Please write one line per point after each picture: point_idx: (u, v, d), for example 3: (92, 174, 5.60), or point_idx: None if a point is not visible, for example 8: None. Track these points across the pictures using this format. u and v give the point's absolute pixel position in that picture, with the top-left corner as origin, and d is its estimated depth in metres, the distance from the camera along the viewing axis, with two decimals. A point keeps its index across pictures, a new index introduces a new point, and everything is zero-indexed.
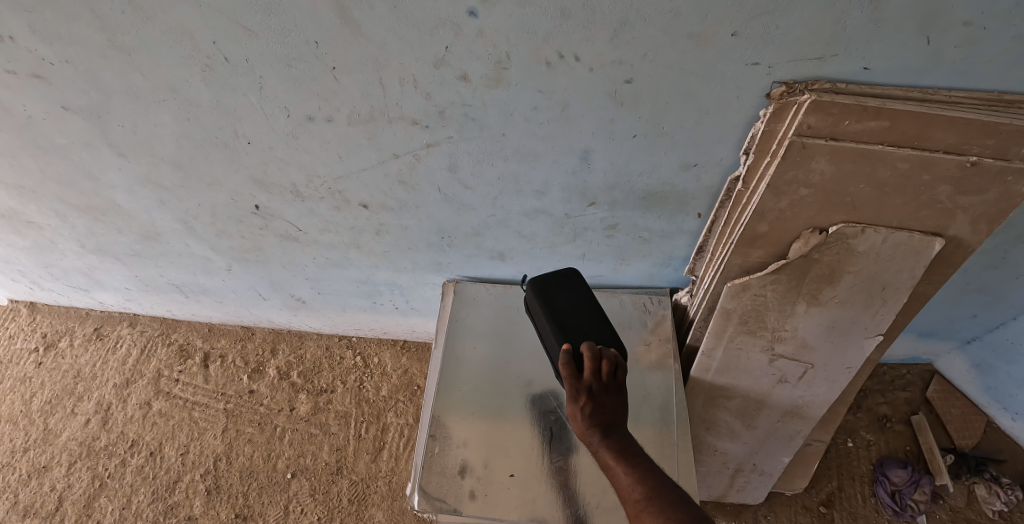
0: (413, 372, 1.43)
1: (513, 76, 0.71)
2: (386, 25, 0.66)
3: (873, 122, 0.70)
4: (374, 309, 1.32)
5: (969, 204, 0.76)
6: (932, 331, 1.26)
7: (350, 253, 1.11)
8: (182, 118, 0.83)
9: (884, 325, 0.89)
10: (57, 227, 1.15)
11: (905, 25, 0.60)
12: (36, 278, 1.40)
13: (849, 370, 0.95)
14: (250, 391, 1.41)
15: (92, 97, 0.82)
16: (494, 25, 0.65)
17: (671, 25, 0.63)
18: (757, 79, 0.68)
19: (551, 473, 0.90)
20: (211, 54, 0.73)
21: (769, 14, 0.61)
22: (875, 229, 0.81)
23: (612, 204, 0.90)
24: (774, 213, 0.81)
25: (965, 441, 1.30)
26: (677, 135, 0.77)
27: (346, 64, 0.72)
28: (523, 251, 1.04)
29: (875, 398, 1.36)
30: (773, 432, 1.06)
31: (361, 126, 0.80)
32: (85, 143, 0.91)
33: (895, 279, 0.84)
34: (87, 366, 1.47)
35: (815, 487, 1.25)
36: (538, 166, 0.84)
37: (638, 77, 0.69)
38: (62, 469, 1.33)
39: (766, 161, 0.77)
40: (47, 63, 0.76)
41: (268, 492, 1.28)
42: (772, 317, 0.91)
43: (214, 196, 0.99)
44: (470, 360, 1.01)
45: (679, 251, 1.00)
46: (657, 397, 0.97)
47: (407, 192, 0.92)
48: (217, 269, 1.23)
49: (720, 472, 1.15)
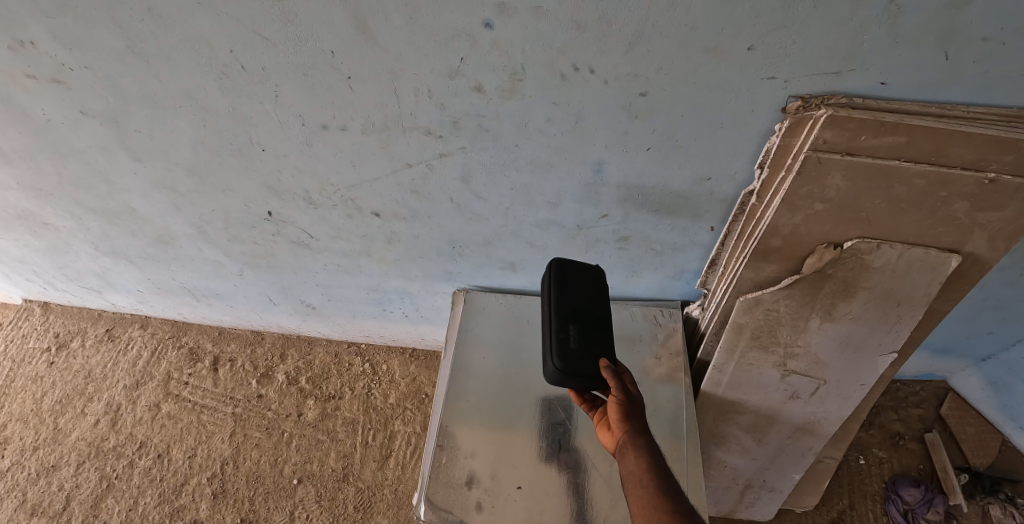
0: (421, 380, 1.42)
1: (527, 87, 0.71)
2: (401, 36, 0.67)
3: (890, 138, 0.69)
4: (384, 316, 1.32)
5: (988, 221, 0.75)
6: (947, 348, 1.24)
7: (361, 261, 1.11)
8: (198, 125, 0.84)
9: (898, 342, 0.88)
10: (72, 229, 1.17)
11: (923, 40, 0.60)
12: (50, 278, 1.41)
13: (863, 387, 0.94)
14: (258, 395, 1.41)
15: (110, 102, 0.83)
16: (510, 37, 0.65)
17: (686, 38, 0.63)
18: (772, 93, 0.68)
19: (559, 485, 0.89)
20: (228, 62, 0.73)
21: (785, 28, 0.61)
22: (891, 245, 0.80)
23: (624, 216, 0.90)
24: (788, 227, 0.80)
25: (980, 460, 1.28)
26: (691, 148, 0.76)
27: (361, 74, 0.72)
28: (534, 262, 1.04)
29: (888, 415, 1.34)
30: (784, 448, 1.05)
31: (375, 135, 0.81)
32: (102, 147, 0.92)
33: (911, 295, 0.83)
34: (98, 366, 1.48)
35: (825, 504, 1.23)
36: (551, 177, 0.84)
37: (653, 90, 0.69)
38: (70, 469, 1.33)
39: (780, 176, 0.76)
40: (67, 68, 0.77)
41: (273, 497, 1.28)
42: (785, 332, 0.91)
43: (227, 202, 1.00)
44: (479, 370, 1.01)
45: (691, 264, 0.99)
46: (667, 411, 0.96)
47: (420, 201, 0.92)
48: (229, 273, 1.24)
49: (730, 488, 1.13)
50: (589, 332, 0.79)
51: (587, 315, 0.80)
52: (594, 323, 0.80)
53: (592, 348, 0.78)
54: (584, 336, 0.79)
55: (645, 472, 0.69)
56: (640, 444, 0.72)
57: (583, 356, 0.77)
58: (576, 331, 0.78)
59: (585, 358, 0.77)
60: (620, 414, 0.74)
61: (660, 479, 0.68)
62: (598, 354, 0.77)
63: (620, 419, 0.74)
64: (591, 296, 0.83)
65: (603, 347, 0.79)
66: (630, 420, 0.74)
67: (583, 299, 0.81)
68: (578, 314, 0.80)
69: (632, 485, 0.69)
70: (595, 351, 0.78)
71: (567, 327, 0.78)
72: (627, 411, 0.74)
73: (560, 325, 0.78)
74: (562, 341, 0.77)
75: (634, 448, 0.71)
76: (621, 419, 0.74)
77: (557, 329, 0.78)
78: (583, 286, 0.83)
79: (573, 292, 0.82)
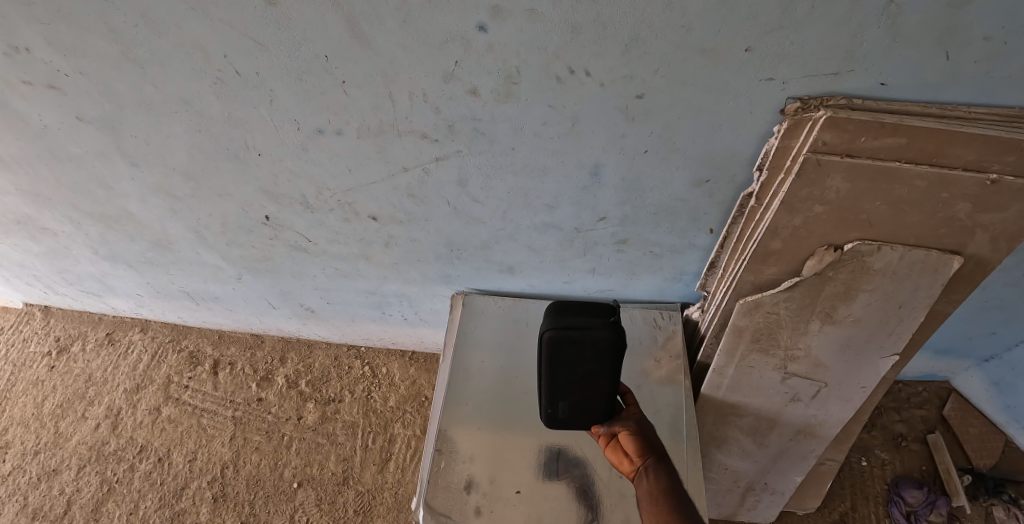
0: (420, 383, 1.42)
1: (523, 90, 0.70)
2: (395, 40, 0.66)
3: (890, 139, 0.68)
4: (383, 319, 1.32)
5: (990, 222, 0.74)
6: (950, 349, 1.23)
7: (359, 265, 1.11)
8: (194, 130, 0.84)
9: (900, 344, 0.87)
10: (71, 234, 1.17)
11: (922, 41, 0.59)
12: (50, 283, 1.41)
13: (864, 390, 0.93)
14: (258, 399, 1.41)
15: (106, 107, 0.82)
16: (504, 40, 0.64)
17: (683, 40, 0.62)
18: (771, 95, 0.67)
19: (558, 490, 0.89)
20: (221, 67, 0.73)
21: (782, 29, 0.60)
22: (891, 247, 0.79)
23: (622, 219, 0.89)
24: (788, 229, 0.79)
25: (983, 461, 1.27)
26: (689, 150, 0.76)
27: (356, 78, 0.72)
28: (532, 264, 1.03)
29: (890, 416, 1.33)
30: (785, 450, 1.04)
31: (370, 139, 0.80)
32: (98, 153, 0.92)
33: (912, 297, 0.83)
34: (99, 370, 1.48)
35: (827, 507, 1.23)
36: (548, 180, 0.83)
37: (650, 92, 0.69)
38: (71, 473, 1.34)
39: (779, 178, 0.75)
40: (62, 75, 0.77)
41: (274, 501, 1.28)
42: (785, 335, 0.90)
43: (224, 206, 0.99)
44: (478, 374, 1.00)
45: (691, 267, 0.98)
46: (667, 414, 0.96)
47: (417, 205, 0.92)
48: (227, 277, 1.23)
49: (731, 491, 1.13)
50: (584, 403, 0.71)
51: (583, 392, 0.70)
52: (589, 399, 0.70)
53: (584, 417, 0.72)
54: (577, 410, 0.71)
55: (661, 493, 0.71)
56: (656, 470, 0.73)
57: (575, 423, 0.73)
58: (569, 404, 0.71)
59: (578, 424, 0.73)
60: (634, 443, 0.75)
61: (675, 498, 0.70)
62: (589, 422, 0.73)
63: (632, 443, 0.76)
64: (595, 370, 0.68)
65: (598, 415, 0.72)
66: (643, 449, 0.75)
67: (581, 368, 0.68)
68: (573, 387, 0.70)
69: (649, 506, 0.71)
70: (585, 423, 0.73)
71: (557, 401, 0.71)
72: (638, 436, 0.75)
73: (550, 399, 0.71)
74: (550, 414, 0.72)
75: (649, 476, 0.73)
76: (633, 443, 0.76)
77: (547, 401, 0.71)
78: (585, 355, 0.67)
79: (574, 362, 0.68)
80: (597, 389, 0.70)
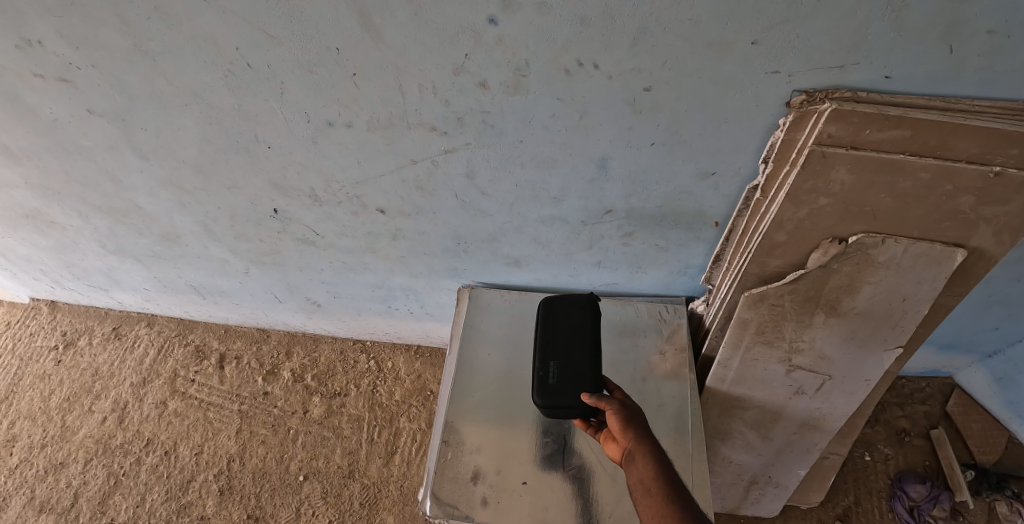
0: (426, 377, 1.43)
1: (531, 83, 0.71)
2: (406, 32, 0.67)
3: (894, 132, 0.69)
4: (389, 313, 1.33)
5: (993, 215, 0.75)
6: (952, 344, 1.24)
7: (367, 258, 1.12)
8: (204, 122, 0.85)
9: (904, 337, 0.88)
10: (79, 228, 1.18)
11: (927, 34, 0.60)
12: (57, 277, 1.42)
13: (868, 383, 0.94)
14: (264, 392, 1.42)
15: (117, 100, 0.83)
16: (514, 33, 0.65)
17: (690, 33, 0.63)
18: (776, 88, 0.68)
19: (564, 481, 0.90)
20: (233, 59, 0.74)
21: (788, 23, 0.61)
22: (896, 239, 0.79)
23: (628, 212, 0.90)
24: (793, 222, 0.80)
25: (986, 457, 1.27)
26: (696, 143, 0.76)
27: (367, 70, 0.73)
28: (538, 258, 1.04)
29: (893, 411, 1.34)
30: (789, 444, 1.05)
31: (380, 132, 0.81)
32: (109, 146, 0.93)
33: (916, 290, 0.83)
34: (105, 364, 1.49)
35: (831, 501, 1.23)
36: (555, 173, 0.84)
37: (657, 85, 0.69)
38: (78, 466, 1.34)
39: (785, 170, 0.76)
40: (74, 67, 0.78)
41: (280, 494, 1.29)
42: (790, 328, 0.90)
43: (234, 199, 1.00)
44: (484, 366, 1.01)
45: (696, 261, 0.99)
46: (672, 406, 0.97)
47: (425, 198, 0.92)
48: (235, 271, 1.24)
49: (735, 484, 1.13)
50: (571, 361, 0.83)
51: (569, 351, 0.84)
52: (577, 354, 0.84)
53: (576, 374, 0.82)
54: (565, 381, 0.81)
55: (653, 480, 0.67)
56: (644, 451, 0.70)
57: (564, 390, 0.81)
58: (558, 362, 0.83)
59: (569, 383, 0.81)
60: (620, 424, 0.74)
61: (668, 487, 0.67)
62: (581, 377, 0.81)
63: (622, 431, 0.74)
64: (576, 325, 0.87)
65: (586, 379, 0.81)
66: (632, 430, 0.73)
67: (563, 333, 0.87)
68: (561, 357, 0.84)
69: (644, 496, 0.67)
70: (575, 380, 0.81)
71: (547, 363, 0.84)
72: (627, 420, 0.74)
73: (541, 362, 0.84)
74: (542, 377, 0.83)
75: (641, 458, 0.70)
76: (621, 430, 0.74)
77: (541, 364, 0.84)
78: (569, 318, 0.88)
79: (560, 327, 0.88)
80: (580, 345, 0.85)
